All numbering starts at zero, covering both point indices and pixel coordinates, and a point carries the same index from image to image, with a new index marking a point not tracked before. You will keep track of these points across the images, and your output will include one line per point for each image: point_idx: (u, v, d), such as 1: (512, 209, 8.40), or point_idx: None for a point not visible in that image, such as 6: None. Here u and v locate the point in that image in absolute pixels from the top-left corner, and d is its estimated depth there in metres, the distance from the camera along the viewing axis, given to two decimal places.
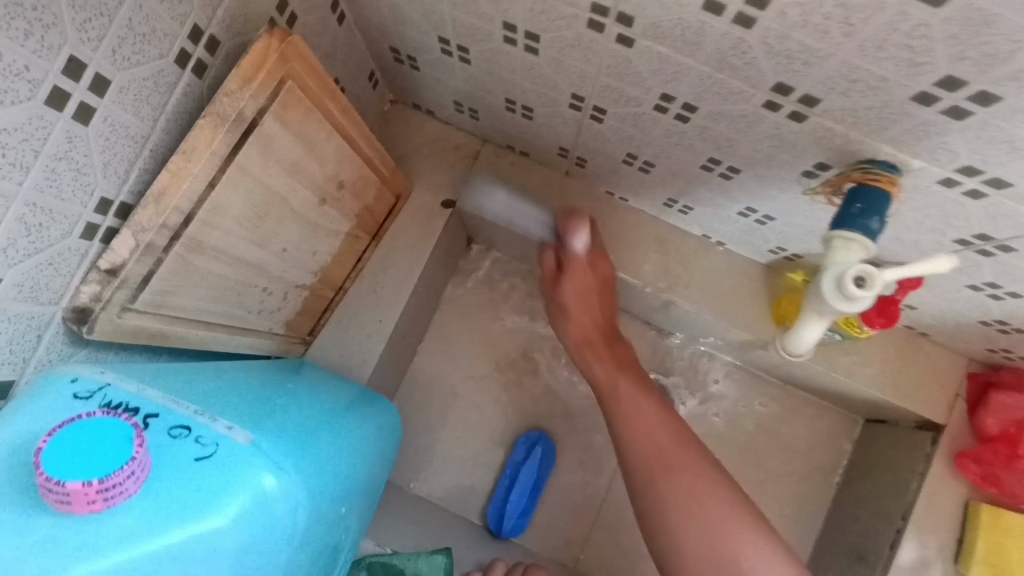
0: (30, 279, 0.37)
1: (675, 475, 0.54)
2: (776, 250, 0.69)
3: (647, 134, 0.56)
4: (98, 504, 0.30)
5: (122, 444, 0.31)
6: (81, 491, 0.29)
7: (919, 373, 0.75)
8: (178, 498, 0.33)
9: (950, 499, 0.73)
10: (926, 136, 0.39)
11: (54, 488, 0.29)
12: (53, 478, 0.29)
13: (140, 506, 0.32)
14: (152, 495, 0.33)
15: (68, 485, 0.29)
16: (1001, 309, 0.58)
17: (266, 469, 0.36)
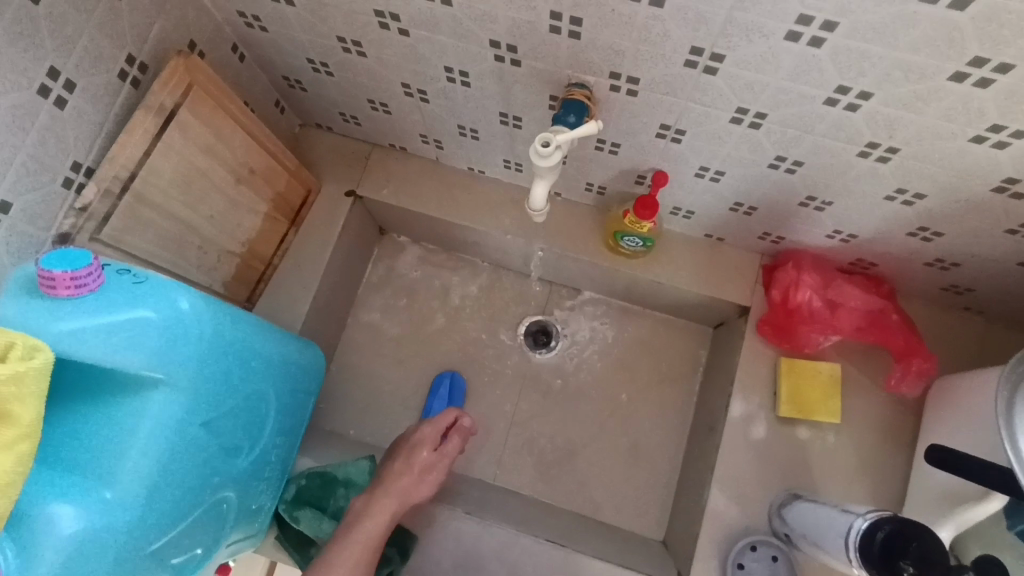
0: (30, 207, 0.60)
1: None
2: (589, 186, 0.93)
3: (458, 105, 0.81)
4: (72, 290, 0.48)
5: (85, 254, 0.49)
6: (62, 275, 0.47)
7: (724, 271, 0.97)
8: (119, 301, 0.51)
9: (761, 362, 0.92)
10: (576, 56, 0.63)
11: (46, 274, 0.47)
12: (46, 268, 0.47)
13: (93, 301, 0.50)
14: (103, 298, 0.50)
15: (54, 271, 0.47)
16: (726, 191, 0.80)
17: (184, 297, 0.55)
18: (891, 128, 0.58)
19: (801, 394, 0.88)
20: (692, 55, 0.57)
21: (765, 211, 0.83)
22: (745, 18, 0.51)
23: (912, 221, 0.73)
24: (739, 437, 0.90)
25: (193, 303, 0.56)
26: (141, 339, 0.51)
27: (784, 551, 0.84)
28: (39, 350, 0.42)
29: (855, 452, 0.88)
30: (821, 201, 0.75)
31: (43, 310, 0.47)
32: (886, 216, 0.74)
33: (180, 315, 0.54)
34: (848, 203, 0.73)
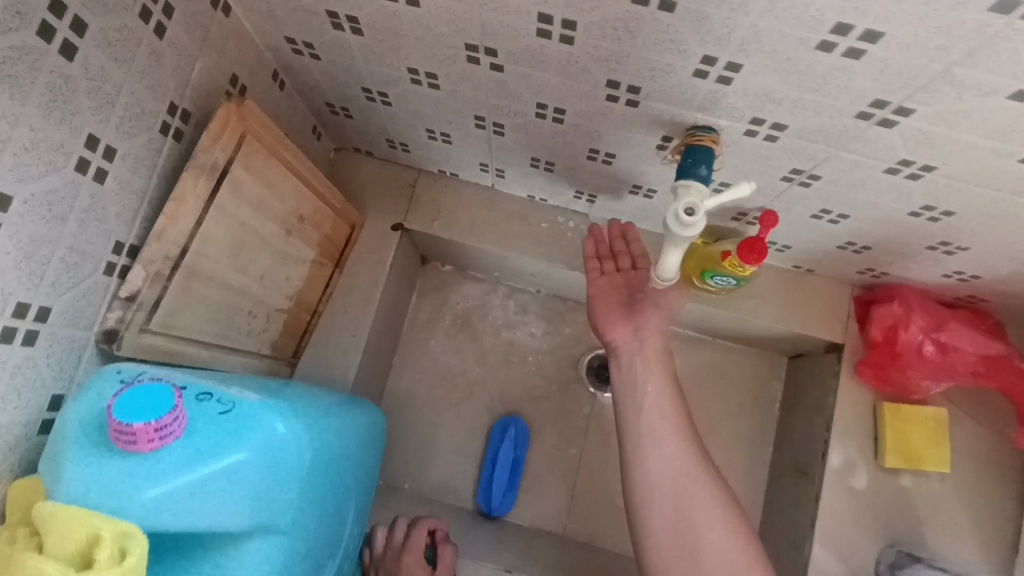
0: (70, 306, 0.49)
1: (694, 496, 0.70)
2: (672, 219, 0.84)
3: (540, 139, 0.71)
4: (156, 442, 0.40)
5: (166, 395, 0.40)
6: (145, 428, 0.39)
7: (813, 305, 0.89)
8: (210, 442, 0.43)
9: (858, 405, 0.86)
10: (716, 101, 0.53)
11: (124, 429, 0.39)
12: (123, 421, 0.39)
13: (180, 448, 0.42)
14: (190, 440, 0.42)
15: (135, 425, 0.39)
16: (841, 231, 0.72)
17: (276, 418, 0.47)
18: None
19: (908, 443, 0.82)
20: (870, 105, 0.48)
21: (878, 251, 0.75)
22: (963, 72, 0.42)
23: None
24: (840, 488, 0.84)
25: (286, 423, 0.47)
26: (236, 485, 0.43)
27: None
28: (129, 543, 0.38)
29: (963, 500, 0.83)
30: (954, 247, 0.67)
31: (126, 469, 0.40)
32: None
33: (274, 443, 0.46)
34: (989, 250, 0.66)
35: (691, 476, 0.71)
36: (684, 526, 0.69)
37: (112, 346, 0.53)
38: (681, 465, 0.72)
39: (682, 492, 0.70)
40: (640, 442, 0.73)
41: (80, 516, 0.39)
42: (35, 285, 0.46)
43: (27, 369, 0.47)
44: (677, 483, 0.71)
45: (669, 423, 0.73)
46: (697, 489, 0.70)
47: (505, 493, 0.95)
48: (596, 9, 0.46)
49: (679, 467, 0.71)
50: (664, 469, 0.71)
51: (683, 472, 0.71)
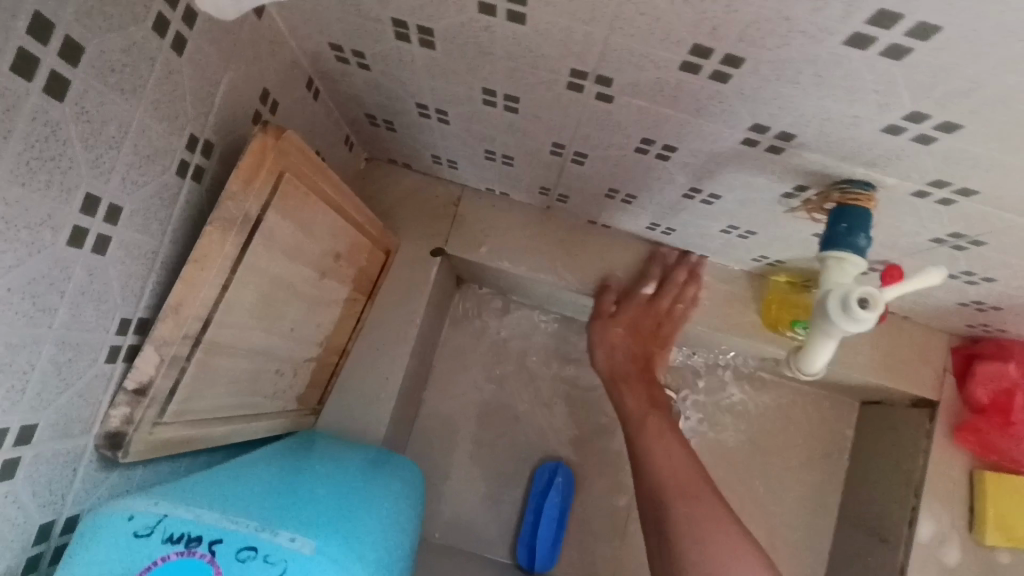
0: (64, 413, 0.38)
1: (698, 493, 0.59)
2: (760, 258, 0.73)
3: (628, 172, 0.59)
4: None
5: None
6: None
7: (907, 354, 0.79)
8: None
9: (952, 471, 0.77)
10: (895, 158, 0.42)
11: None
12: None
13: None
14: None
15: None
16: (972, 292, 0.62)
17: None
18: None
19: (1009, 520, 0.74)
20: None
21: (1008, 312, 0.64)
22: None
23: None
24: (929, 564, 0.75)
25: None
26: None
27: None
28: None
29: None
30: None
31: None
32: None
33: None
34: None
35: (689, 472, 0.61)
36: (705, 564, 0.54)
37: (121, 453, 0.42)
38: (687, 469, 0.61)
39: (683, 484, 0.60)
40: (640, 460, 0.64)
41: None
42: (15, 402, 0.34)
43: (7, 506, 0.35)
44: (672, 469, 0.61)
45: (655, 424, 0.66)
46: (684, 484, 0.60)
47: (550, 549, 0.85)
48: (784, 47, 0.33)
49: (683, 480, 0.60)
50: (669, 467, 0.61)
51: (685, 475, 0.61)
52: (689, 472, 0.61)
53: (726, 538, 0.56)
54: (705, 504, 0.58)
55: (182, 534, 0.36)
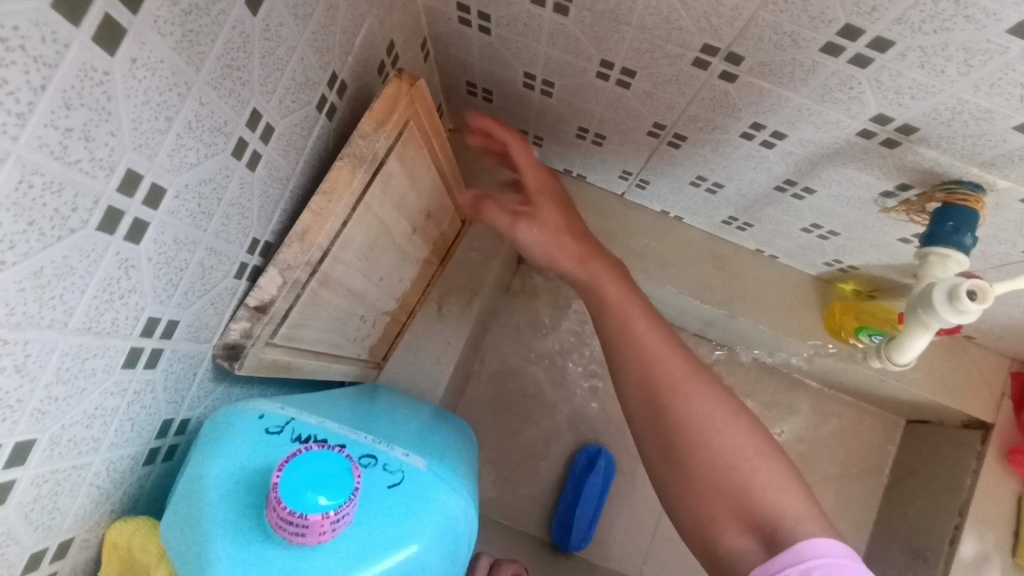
0: (198, 317, 0.39)
1: (720, 428, 0.44)
2: (832, 262, 0.74)
3: (724, 159, 0.60)
4: (328, 533, 0.32)
5: (342, 473, 0.33)
6: (320, 522, 0.32)
7: (963, 374, 0.80)
8: (382, 530, 0.36)
9: (1001, 493, 0.76)
10: (1016, 160, 0.43)
11: (297, 521, 0.31)
12: (297, 512, 0.31)
13: (350, 541, 0.35)
14: (357, 527, 0.36)
15: (310, 518, 0.31)
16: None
17: (449, 492, 0.40)
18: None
19: None
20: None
21: None
22: None
23: None
24: None
25: (460, 497, 0.40)
26: None
27: None
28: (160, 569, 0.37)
29: None
30: None
31: (291, 563, 0.34)
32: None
33: (448, 524, 0.39)
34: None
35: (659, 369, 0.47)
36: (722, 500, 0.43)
37: (237, 364, 0.44)
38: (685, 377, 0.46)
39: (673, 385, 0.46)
40: (644, 360, 0.47)
41: (135, 529, 0.37)
42: (169, 296, 0.35)
43: (143, 395, 0.37)
44: (674, 391, 0.46)
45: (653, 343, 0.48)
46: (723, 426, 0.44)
47: (587, 529, 0.85)
48: (943, 32, 0.35)
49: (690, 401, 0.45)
50: (716, 433, 0.44)
51: (675, 396, 0.46)
52: (701, 403, 0.45)
53: (730, 436, 0.44)
54: (696, 401, 0.45)
55: (308, 436, 0.39)
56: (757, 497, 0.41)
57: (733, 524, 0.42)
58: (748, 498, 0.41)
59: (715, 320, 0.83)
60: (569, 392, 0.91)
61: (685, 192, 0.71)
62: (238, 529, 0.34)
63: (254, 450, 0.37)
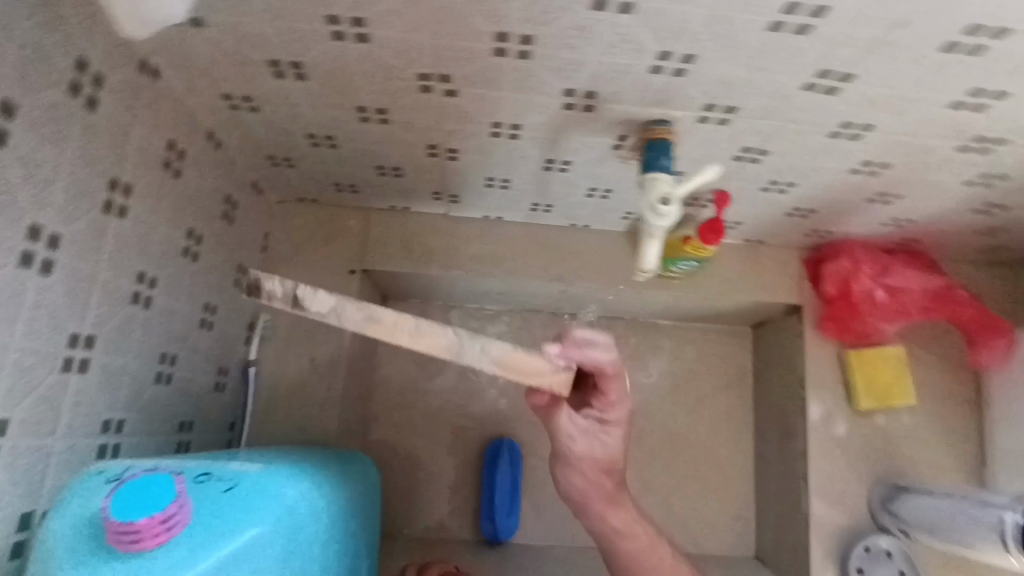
0: (30, 412, 0.44)
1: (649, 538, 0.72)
2: (628, 215, 0.86)
3: (495, 157, 0.71)
4: (162, 535, 0.41)
5: (162, 486, 0.42)
6: (147, 524, 0.40)
7: (769, 271, 0.92)
8: (218, 528, 0.44)
9: (827, 357, 0.90)
10: (672, 95, 0.55)
11: (126, 529, 0.40)
12: (123, 521, 0.40)
13: (185, 541, 0.42)
14: (194, 531, 0.43)
15: (137, 523, 0.40)
16: (792, 198, 0.75)
17: (282, 487, 0.49)
18: (1018, 122, 0.55)
19: (877, 385, 0.87)
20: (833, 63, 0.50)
21: (822, 212, 0.79)
22: (900, 35, 0.46)
23: (983, 199, 0.73)
24: (826, 439, 0.87)
25: (292, 489, 0.49)
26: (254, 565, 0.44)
27: (899, 545, 0.82)
28: None
29: (931, 426, 0.88)
30: (892, 196, 0.73)
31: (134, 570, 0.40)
32: (962, 198, 0.72)
33: (286, 511, 0.48)
34: (922, 195, 0.72)
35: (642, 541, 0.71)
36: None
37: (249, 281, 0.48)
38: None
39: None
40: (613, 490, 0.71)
41: None
42: None
43: None
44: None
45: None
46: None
47: (509, 515, 0.91)
48: (554, 19, 0.46)
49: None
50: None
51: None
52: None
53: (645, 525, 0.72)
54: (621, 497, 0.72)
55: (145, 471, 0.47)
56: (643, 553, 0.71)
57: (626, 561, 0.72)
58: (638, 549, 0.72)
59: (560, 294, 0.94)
60: (464, 404, 0.97)
61: (489, 195, 0.82)
62: (89, 556, 0.41)
63: (97, 493, 0.44)
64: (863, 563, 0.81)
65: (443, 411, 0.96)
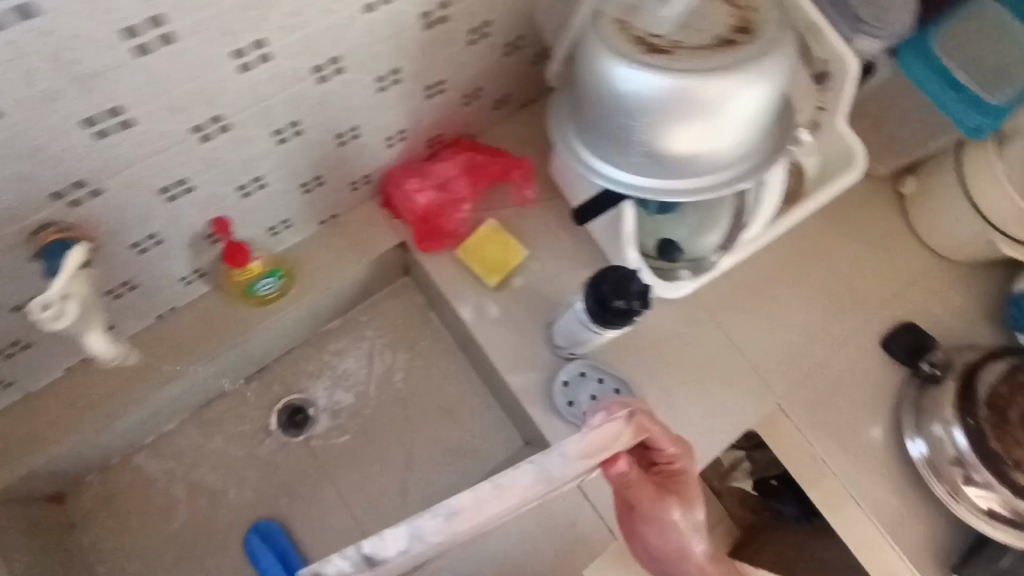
0: None
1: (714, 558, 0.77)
2: (187, 277, 0.88)
3: (18, 331, 0.77)
4: None
5: None
6: None
7: (358, 233, 0.98)
8: None
9: (448, 265, 0.97)
10: (15, 205, 0.61)
11: None
12: None
13: None
14: None
15: None
16: (281, 179, 0.81)
17: None
18: (305, 37, 0.63)
19: (492, 261, 0.96)
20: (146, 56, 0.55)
21: (328, 171, 0.85)
22: (78, 46, 0.51)
23: (424, 83, 0.81)
24: (486, 327, 0.96)
25: None
26: None
27: (585, 362, 0.96)
28: None
29: (563, 257, 0.99)
30: (350, 131, 0.80)
31: None
32: (400, 97, 0.80)
33: None
34: (367, 114, 0.79)
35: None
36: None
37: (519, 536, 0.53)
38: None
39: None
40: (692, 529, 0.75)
41: None
42: None
43: None
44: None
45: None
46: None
47: None
48: None
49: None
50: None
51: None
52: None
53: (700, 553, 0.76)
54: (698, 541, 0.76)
55: None
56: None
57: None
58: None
59: (200, 374, 0.94)
60: (213, 504, 1.02)
61: (39, 348, 0.81)
62: None
63: None
64: (568, 396, 0.94)
65: (190, 533, 1.00)
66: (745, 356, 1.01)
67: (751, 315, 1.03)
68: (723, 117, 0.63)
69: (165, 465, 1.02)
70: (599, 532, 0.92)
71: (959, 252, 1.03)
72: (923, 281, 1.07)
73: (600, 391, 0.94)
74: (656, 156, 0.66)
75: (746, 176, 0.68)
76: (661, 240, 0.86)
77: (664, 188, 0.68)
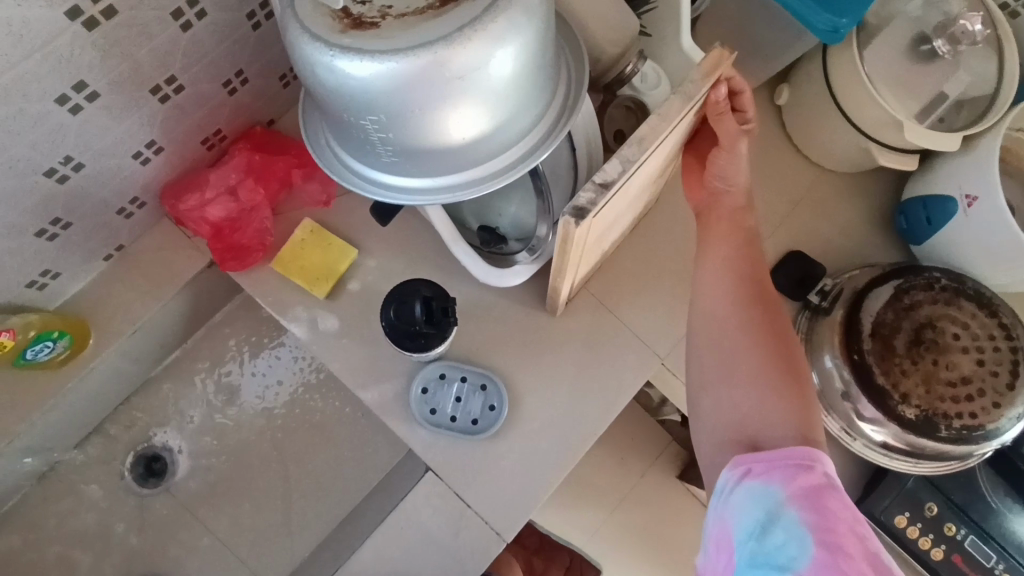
0: None
1: (769, 295, 0.66)
2: None
3: None
4: None
5: None
6: None
7: (157, 261, 0.84)
8: None
9: (267, 280, 0.84)
10: None
11: None
12: None
13: None
14: None
15: None
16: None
17: None
18: None
19: (315, 268, 0.83)
20: None
21: (69, 208, 0.73)
22: None
23: (144, 83, 0.66)
24: (324, 341, 0.84)
25: None
26: None
27: (444, 362, 0.84)
28: None
29: (398, 248, 0.86)
30: (63, 165, 0.67)
31: None
32: (113, 111, 0.66)
33: None
34: (73, 140, 0.65)
35: (748, 268, 0.67)
36: (705, 423, 0.64)
37: (576, 221, 0.50)
38: (725, 292, 0.66)
39: (777, 332, 0.65)
40: (752, 271, 0.67)
41: None
42: None
43: None
44: (775, 303, 0.66)
45: (732, 244, 0.68)
46: (745, 382, 0.62)
47: None
48: None
49: (757, 378, 0.61)
50: (712, 299, 0.66)
51: (732, 303, 0.65)
52: (793, 339, 0.65)
53: (767, 298, 0.66)
54: (765, 287, 0.66)
55: None
56: (777, 340, 0.64)
57: (764, 343, 0.63)
58: (762, 331, 0.64)
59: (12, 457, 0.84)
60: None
61: None
62: None
63: None
64: (429, 404, 0.83)
65: None
66: (622, 320, 0.87)
67: (630, 269, 0.89)
68: (486, 88, 0.50)
69: (11, 543, 0.92)
70: (486, 540, 0.82)
71: (844, 162, 0.92)
72: (809, 198, 0.95)
73: (468, 392, 0.83)
74: (428, 152, 0.53)
75: (545, 143, 0.56)
76: (482, 223, 0.77)
77: (454, 185, 0.56)
